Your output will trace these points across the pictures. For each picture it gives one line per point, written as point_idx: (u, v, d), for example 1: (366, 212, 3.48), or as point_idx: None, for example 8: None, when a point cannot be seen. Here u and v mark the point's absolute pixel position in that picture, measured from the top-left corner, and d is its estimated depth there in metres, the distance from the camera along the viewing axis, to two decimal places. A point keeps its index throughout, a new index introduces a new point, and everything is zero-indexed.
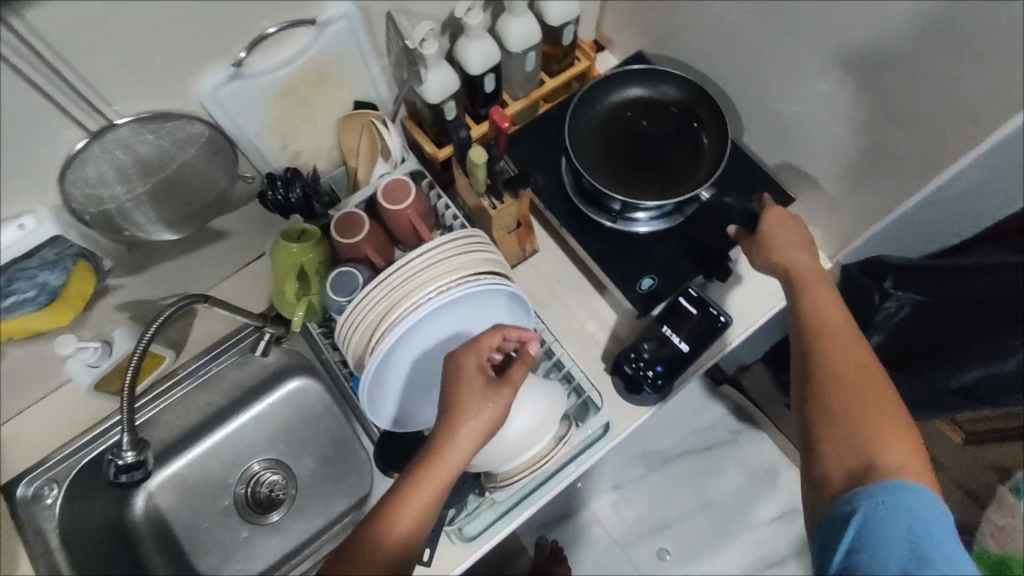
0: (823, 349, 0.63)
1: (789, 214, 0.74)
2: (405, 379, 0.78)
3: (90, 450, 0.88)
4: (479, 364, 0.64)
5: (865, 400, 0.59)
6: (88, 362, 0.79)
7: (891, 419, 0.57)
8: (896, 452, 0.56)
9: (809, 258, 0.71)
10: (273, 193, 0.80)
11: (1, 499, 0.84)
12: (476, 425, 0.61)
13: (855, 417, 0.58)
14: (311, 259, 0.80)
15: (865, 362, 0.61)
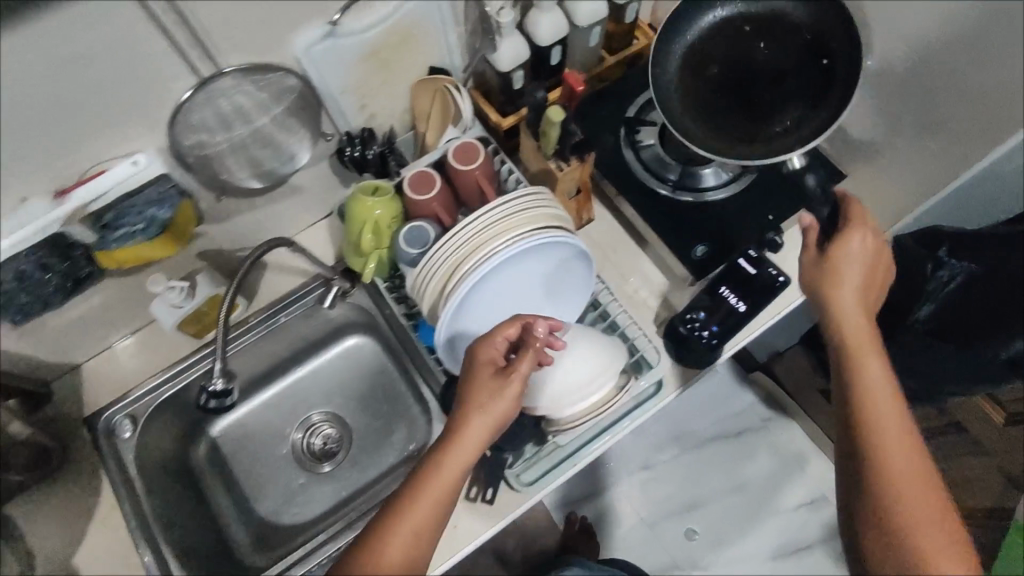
0: (878, 430, 0.61)
1: (866, 257, 0.69)
2: (472, 328, 0.83)
3: (165, 390, 0.93)
4: (490, 359, 0.70)
5: (907, 464, 0.59)
6: (174, 302, 0.85)
7: (927, 490, 0.58)
8: (921, 519, 0.57)
9: (859, 300, 0.69)
10: (351, 150, 0.86)
11: (84, 430, 0.90)
12: (490, 416, 0.67)
13: (896, 485, 0.58)
14: (384, 215, 0.84)
15: (899, 416, 0.62)
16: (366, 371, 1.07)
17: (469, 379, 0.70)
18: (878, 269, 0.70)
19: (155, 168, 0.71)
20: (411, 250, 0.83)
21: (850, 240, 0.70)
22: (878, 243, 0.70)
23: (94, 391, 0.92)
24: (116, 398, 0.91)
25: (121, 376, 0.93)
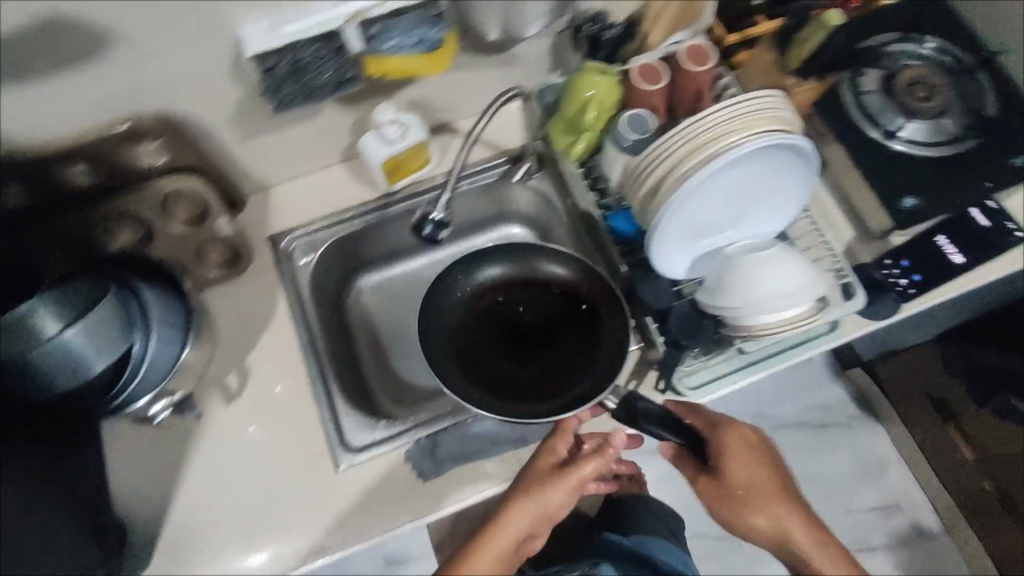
0: (784, 528, 0.79)
1: (751, 434, 0.80)
2: (678, 234, 0.81)
3: (345, 229, 0.95)
4: (544, 457, 0.79)
5: (761, 505, 0.79)
6: (389, 138, 0.87)
7: (814, 545, 0.79)
8: (797, 536, 0.79)
9: (744, 464, 0.79)
10: (589, 28, 0.87)
11: (267, 247, 0.93)
12: (548, 507, 0.77)
13: (741, 510, 0.79)
14: (606, 95, 0.85)
15: (763, 482, 0.79)
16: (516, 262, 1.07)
17: (521, 482, 0.79)
18: (738, 446, 0.79)
19: None
20: (631, 135, 0.84)
21: (721, 459, 0.79)
22: (738, 442, 0.79)
23: (279, 213, 0.95)
24: (300, 224, 0.94)
25: (305, 206, 0.96)
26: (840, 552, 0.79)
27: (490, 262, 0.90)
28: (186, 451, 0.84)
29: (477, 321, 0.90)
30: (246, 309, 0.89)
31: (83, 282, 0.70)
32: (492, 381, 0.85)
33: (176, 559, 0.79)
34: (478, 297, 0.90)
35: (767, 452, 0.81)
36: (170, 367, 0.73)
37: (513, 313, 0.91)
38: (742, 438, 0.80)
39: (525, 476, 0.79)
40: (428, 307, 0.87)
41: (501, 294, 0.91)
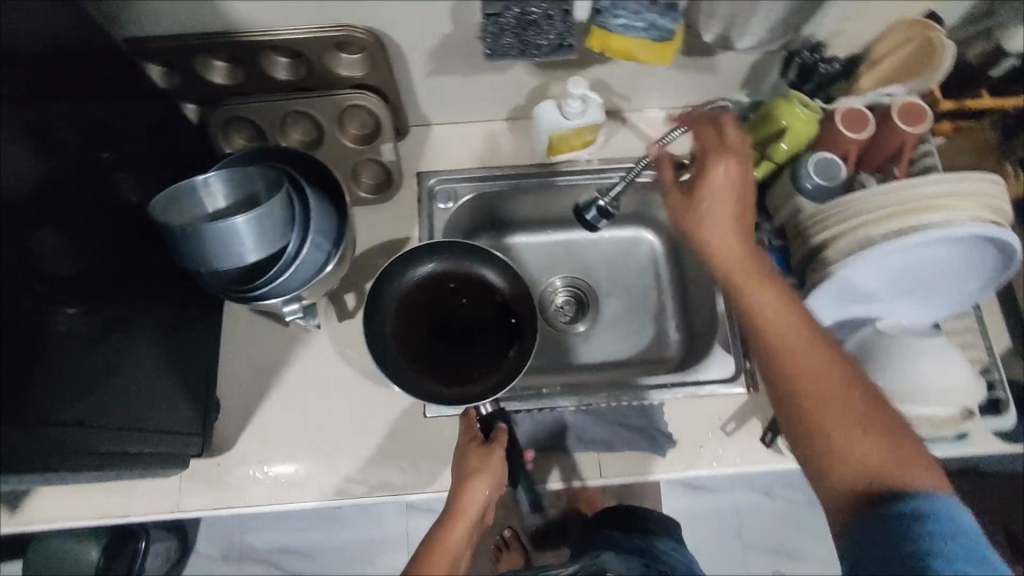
0: (765, 321, 0.63)
1: (720, 123, 0.71)
2: (829, 298, 0.78)
3: (490, 185, 0.95)
4: (467, 440, 0.78)
5: (820, 392, 0.60)
6: (567, 112, 0.85)
7: (836, 407, 0.59)
8: (828, 410, 0.59)
9: (732, 231, 0.67)
10: (807, 56, 0.81)
11: (414, 180, 0.94)
12: (473, 495, 0.73)
13: (797, 378, 0.60)
14: (801, 129, 0.80)
15: (785, 310, 0.63)
16: (636, 266, 1.06)
17: (459, 469, 0.75)
18: (732, 163, 0.68)
19: None
20: (815, 177, 0.79)
21: (709, 164, 0.68)
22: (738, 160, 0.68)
23: (434, 153, 0.95)
24: (450, 168, 0.95)
25: (460, 151, 0.96)
26: (876, 400, 0.60)
27: (497, 269, 0.88)
28: (292, 352, 0.87)
29: (434, 304, 0.90)
30: (381, 236, 0.91)
31: (257, 168, 0.73)
32: (410, 347, 0.87)
33: (258, 449, 0.83)
34: (433, 276, 0.89)
35: (747, 192, 0.69)
36: (313, 274, 0.75)
37: (455, 316, 0.91)
38: (714, 134, 0.71)
39: (460, 466, 0.76)
40: (392, 273, 0.86)
41: (466, 296, 0.91)
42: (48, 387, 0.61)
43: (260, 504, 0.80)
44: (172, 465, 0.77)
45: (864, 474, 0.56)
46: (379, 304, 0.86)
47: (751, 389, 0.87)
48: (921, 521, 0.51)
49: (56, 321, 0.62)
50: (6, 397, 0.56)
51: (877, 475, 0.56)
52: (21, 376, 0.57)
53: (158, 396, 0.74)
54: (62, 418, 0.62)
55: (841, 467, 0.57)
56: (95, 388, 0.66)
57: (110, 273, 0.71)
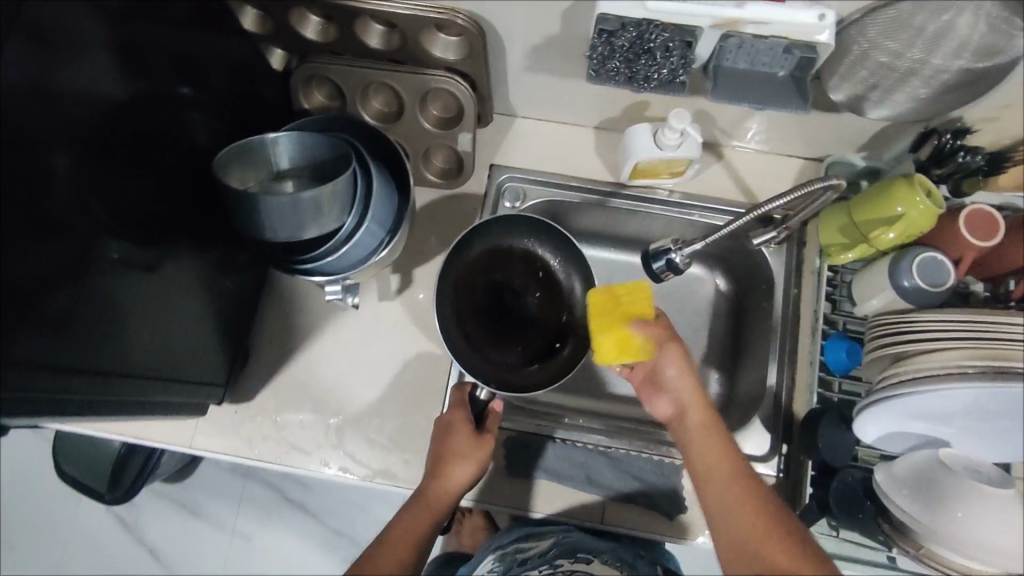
0: (707, 477, 0.64)
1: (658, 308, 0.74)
2: (885, 418, 0.71)
3: (563, 194, 0.90)
4: (452, 422, 0.75)
5: (755, 543, 0.58)
6: (662, 142, 0.79)
7: (783, 564, 0.55)
8: (764, 552, 0.57)
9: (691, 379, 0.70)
10: (944, 141, 0.72)
11: (487, 173, 0.90)
12: (453, 483, 0.71)
13: (738, 530, 0.59)
14: (916, 221, 0.70)
15: (722, 457, 0.64)
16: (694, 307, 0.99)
17: (438, 455, 0.72)
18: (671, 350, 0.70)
19: (828, 35, 0.58)
20: (916, 276, 0.71)
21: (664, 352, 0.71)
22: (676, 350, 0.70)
23: (513, 147, 0.91)
24: (526, 167, 0.90)
25: (540, 152, 0.91)
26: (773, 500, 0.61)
27: (590, 294, 0.87)
28: (328, 319, 0.87)
29: (511, 287, 0.90)
30: (439, 222, 0.89)
31: (328, 138, 0.69)
32: (467, 304, 0.87)
33: (274, 406, 0.84)
34: (522, 248, 0.88)
35: (687, 371, 0.70)
36: (362, 258, 0.73)
37: (521, 305, 0.90)
38: (666, 329, 0.72)
39: (440, 451, 0.73)
40: (494, 229, 0.86)
41: (540, 291, 0.90)
42: (92, 319, 0.60)
43: (265, 460, 0.82)
44: (190, 410, 0.79)
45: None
46: (474, 245, 0.86)
47: (780, 474, 0.81)
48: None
49: (112, 254, 0.61)
50: (49, 323, 0.55)
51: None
52: (68, 303, 0.57)
53: (192, 340, 0.75)
54: (102, 350, 0.61)
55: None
56: (135, 325, 0.66)
57: (168, 218, 0.70)
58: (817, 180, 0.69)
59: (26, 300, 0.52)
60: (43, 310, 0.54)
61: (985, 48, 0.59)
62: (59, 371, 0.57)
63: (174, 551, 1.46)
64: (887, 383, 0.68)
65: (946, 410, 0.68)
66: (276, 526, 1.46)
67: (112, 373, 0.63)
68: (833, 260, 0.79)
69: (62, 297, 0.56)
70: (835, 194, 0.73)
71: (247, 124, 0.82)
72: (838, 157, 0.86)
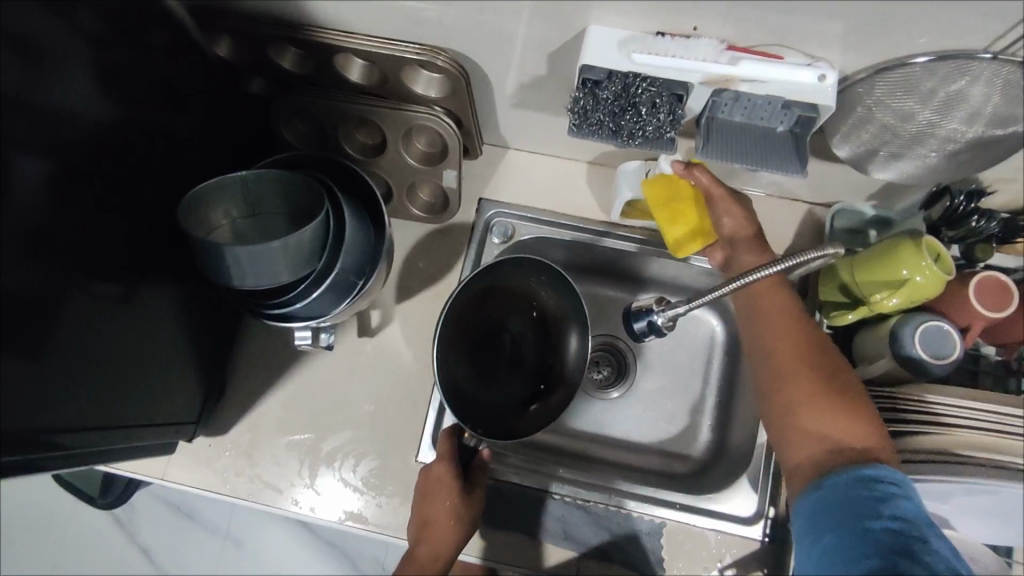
0: (773, 330, 0.67)
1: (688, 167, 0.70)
2: None
3: (552, 231, 0.86)
4: (433, 484, 0.74)
5: (795, 394, 0.62)
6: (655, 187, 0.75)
7: (828, 420, 0.59)
8: (805, 411, 0.60)
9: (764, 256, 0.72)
10: (955, 201, 0.67)
11: (475, 207, 0.87)
12: (439, 548, 0.71)
13: (799, 382, 0.62)
14: (919, 285, 0.66)
15: (800, 327, 0.66)
16: (687, 349, 0.95)
17: (422, 521, 0.73)
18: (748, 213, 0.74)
19: (831, 96, 0.54)
20: (918, 346, 0.66)
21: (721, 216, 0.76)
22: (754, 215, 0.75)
23: (502, 180, 0.88)
24: (517, 203, 0.87)
25: (531, 187, 0.88)
26: (839, 374, 0.62)
27: (581, 339, 0.82)
28: (307, 353, 0.85)
29: (502, 330, 0.87)
30: (424, 257, 0.86)
31: (302, 178, 0.67)
32: (461, 340, 0.82)
33: (249, 441, 0.82)
34: (518, 291, 0.85)
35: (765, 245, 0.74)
36: (339, 300, 0.71)
37: (512, 346, 0.87)
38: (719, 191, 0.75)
39: (424, 517, 0.73)
40: (501, 270, 0.80)
41: (530, 329, 0.87)
42: (59, 372, 0.58)
43: (238, 497, 0.80)
44: (162, 449, 0.77)
45: (830, 448, 0.57)
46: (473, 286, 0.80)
47: (766, 539, 0.77)
48: (877, 491, 0.51)
49: (81, 302, 0.59)
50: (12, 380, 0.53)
51: (842, 448, 0.57)
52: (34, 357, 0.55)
53: (167, 379, 0.74)
54: (68, 403, 0.59)
55: (800, 441, 0.60)
56: (106, 372, 0.64)
57: (143, 258, 0.68)
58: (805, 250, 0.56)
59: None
60: (12, 369, 0.52)
61: (1000, 117, 0.54)
62: (23, 432, 0.54)
63: (166, 554, 1.46)
64: None
65: (937, 494, 0.65)
66: (267, 532, 1.46)
67: (78, 424, 0.61)
68: (832, 322, 0.74)
69: (26, 358, 0.54)
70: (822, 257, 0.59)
71: (227, 154, 0.80)
72: (846, 205, 0.81)
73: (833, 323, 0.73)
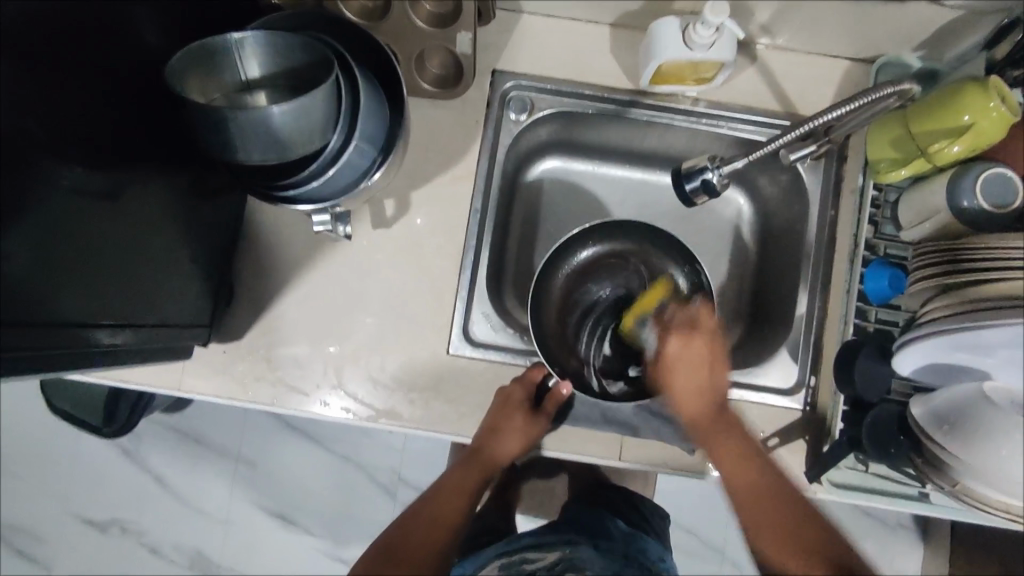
0: (736, 480, 0.70)
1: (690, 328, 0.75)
2: (929, 354, 0.66)
3: (573, 104, 0.81)
4: (510, 402, 0.76)
5: (762, 515, 0.67)
6: (694, 40, 0.68)
7: (768, 514, 0.67)
8: (763, 525, 0.67)
9: (700, 399, 0.73)
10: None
11: (490, 80, 0.79)
12: (506, 452, 0.77)
13: (750, 495, 0.69)
14: (983, 129, 0.62)
15: (757, 478, 0.69)
16: (715, 228, 0.91)
17: (488, 432, 0.75)
18: (695, 351, 0.74)
19: None
20: (978, 196, 0.64)
21: (664, 343, 0.76)
22: (700, 347, 0.74)
23: (519, 48, 0.80)
24: (536, 73, 0.80)
25: (549, 55, 0.80)
26: (817, 524, 0.66)
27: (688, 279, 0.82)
28: (318, 249, 0.79)
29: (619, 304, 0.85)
30: (437, 138, 0.79)
31: (300, 39, 0.59)
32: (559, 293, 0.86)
33: (265, 344, 0.77)
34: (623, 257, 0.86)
35: (718, 378, 0.74)
36: (355, 180, 0.65)
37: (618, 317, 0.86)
38: (689, 319, 0.75)
39: (490, 428, 0.75)
40: (593, 235, 0.84)
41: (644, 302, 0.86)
42: (41, 259, 0.51)
43: (259, 402, 0.76)
44: (173, 355, 0.72)
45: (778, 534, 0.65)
46: (569, 260, 0.86)
47: (806, 408, 0.76)
48: None
49: (61, 180, 0.52)
50: None
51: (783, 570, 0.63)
52: (13, 242, 0.48)
53: (171, 280, 0.68)
54: (53, 298, 0.53)
55: (779, 549, 0.64)
56: (98, 268, 0.58)
57: (131, 137, 0.60)
58: (884, 85, 0.61)
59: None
60: None
61: None
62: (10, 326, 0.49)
63: (179, 478, 1.45)
64: (934, 322, 0.64)
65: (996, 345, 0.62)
66: (280, 449, 1.45)
67: (68, 322, 0.55)
68: (880, 178, 0.71)
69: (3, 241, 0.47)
70: (897, 102, 0.64)
71: (211, 23, 0.70)
72: (892, 57, 0.77)
73: (882, 179, 0.71)
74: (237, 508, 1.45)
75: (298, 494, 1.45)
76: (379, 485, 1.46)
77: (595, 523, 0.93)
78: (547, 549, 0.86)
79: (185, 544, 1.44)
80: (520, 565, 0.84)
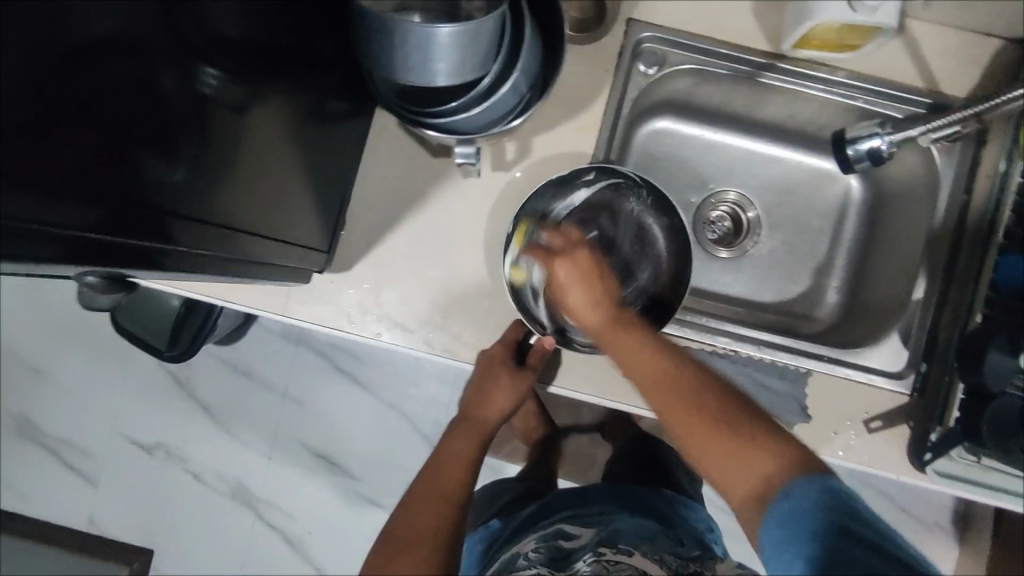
0: (650, 392, 0.62)
1: (591, 271, 0.68)
2: None
3: (706, 61, 0.78)
4: (493, 361, 0.74)
5: (696, 438, 0.58)
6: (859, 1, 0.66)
7: (738, 469, 0.56)
8: (732, 474, 0.56)
9: (594, 310, 0.67)
10: None
11: (625, 28, 0.77)
12: (499, 408, 0.77)
13: (715, 465, 0.57)
14: None
15: (657, 366, 0.62)
16: (825, 205, 0.88)
17: (479, 386, 0.75)
18: (581, 262, 0.69)
19: None
20: None
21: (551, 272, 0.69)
22: (585, 257, 0.69)
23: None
24: (672, 26, 0.78)
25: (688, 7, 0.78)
26: (724, 399, 0.59)
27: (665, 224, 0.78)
28: (431, 186, 0.78)
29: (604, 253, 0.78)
30: (566, 83, 0.77)
31: None
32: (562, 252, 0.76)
33: (374, 277, 0.77)
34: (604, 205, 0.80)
35: (609, 284, 0.69)
36: (507, 113, 0.62)
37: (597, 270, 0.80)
38: (568, 241, 0.71)
39: (479, 384, 0.76)
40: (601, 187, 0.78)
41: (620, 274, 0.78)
42: (198, 148, 0.53)
43: (364, 334, 0.76)
44: (299, 278, 0.73)
45: (760, 479, 0.55)
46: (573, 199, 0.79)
47: (914, 393, 0.75)
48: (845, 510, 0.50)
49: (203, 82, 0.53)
50: (158, 145, 0.48)
51: (769, 479, 0.54)
52: (178, 133, 0.50)
53: (296, 200, 0.68)
54: (205, 194, 0.54)
55: (722, 451, 0.57)
56: (242, 177, 0.59)
57: (276, 51, 0.60)
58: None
59: (122, 122, 0.45)
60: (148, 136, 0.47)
61: None
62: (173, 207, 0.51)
63: (230, 408, 1.46)
64: None
65: None
66: (330, 389, 1.46)
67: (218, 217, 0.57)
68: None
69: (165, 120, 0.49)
70: None
71: None
72: None
73: None
74: (283, 443, 1.46)
75: (343, 436, 1.46)
76: (423, 435, 1.46)
77: (631, 495, 0.89)
78: (582, 525, 0.82)
79: (228, 474, 1.46)
80: (557, 541, 0.80)
